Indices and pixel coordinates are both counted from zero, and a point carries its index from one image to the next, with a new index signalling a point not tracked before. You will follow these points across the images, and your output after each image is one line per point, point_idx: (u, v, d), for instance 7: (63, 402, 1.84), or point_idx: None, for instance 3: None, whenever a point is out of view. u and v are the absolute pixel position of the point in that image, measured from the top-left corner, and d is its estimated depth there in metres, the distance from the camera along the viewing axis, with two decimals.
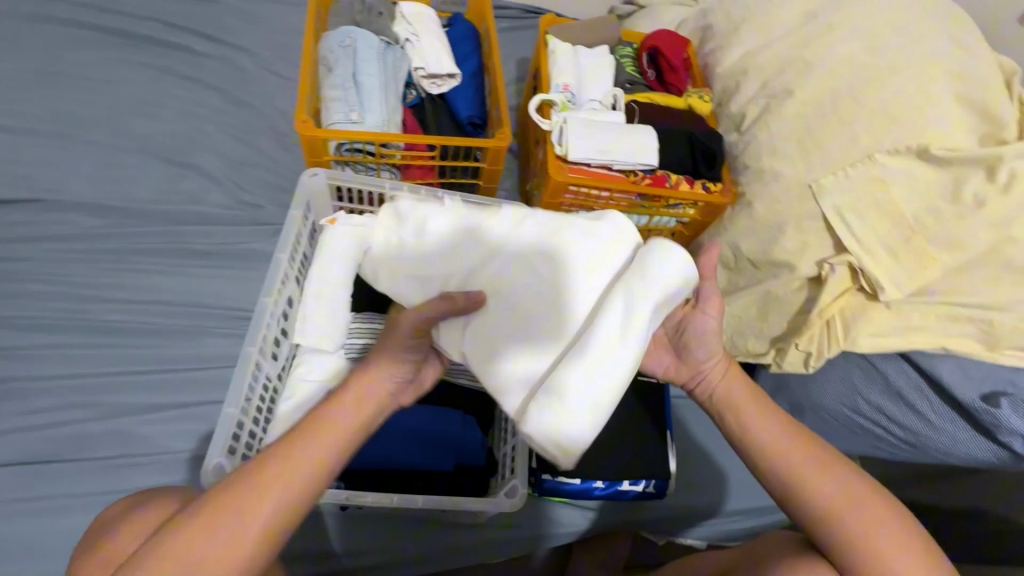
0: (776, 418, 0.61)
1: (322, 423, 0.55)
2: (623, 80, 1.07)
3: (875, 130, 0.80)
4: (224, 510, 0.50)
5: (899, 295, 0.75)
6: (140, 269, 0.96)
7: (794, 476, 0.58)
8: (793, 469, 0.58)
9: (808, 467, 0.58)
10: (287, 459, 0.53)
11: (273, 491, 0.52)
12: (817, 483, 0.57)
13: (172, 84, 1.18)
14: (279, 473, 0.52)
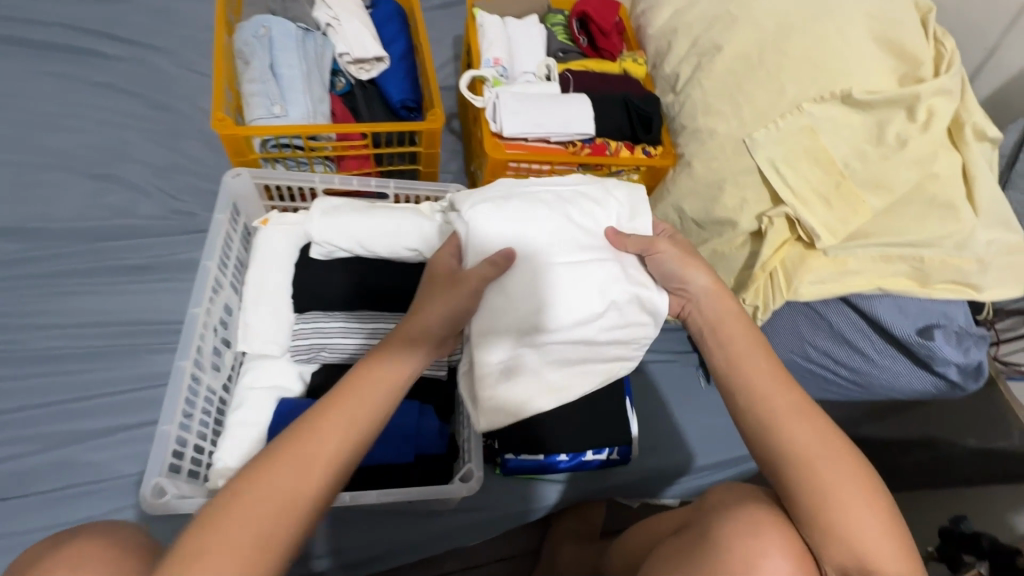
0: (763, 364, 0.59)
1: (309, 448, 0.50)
2: (556, 49, 1.04)
3: (801, 80, 0.80)
4: (220, 544, 0.45)
5: (834, 241, 0.76)
6: (69, 292, 0.91)
7: (769, 410, 0.57)
8: (767, 407, 0.57)
9: (783, 401, 0.57)
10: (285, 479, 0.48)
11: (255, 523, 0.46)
12: (789, 417, 0.56)
13: (84, 92, 1.10)
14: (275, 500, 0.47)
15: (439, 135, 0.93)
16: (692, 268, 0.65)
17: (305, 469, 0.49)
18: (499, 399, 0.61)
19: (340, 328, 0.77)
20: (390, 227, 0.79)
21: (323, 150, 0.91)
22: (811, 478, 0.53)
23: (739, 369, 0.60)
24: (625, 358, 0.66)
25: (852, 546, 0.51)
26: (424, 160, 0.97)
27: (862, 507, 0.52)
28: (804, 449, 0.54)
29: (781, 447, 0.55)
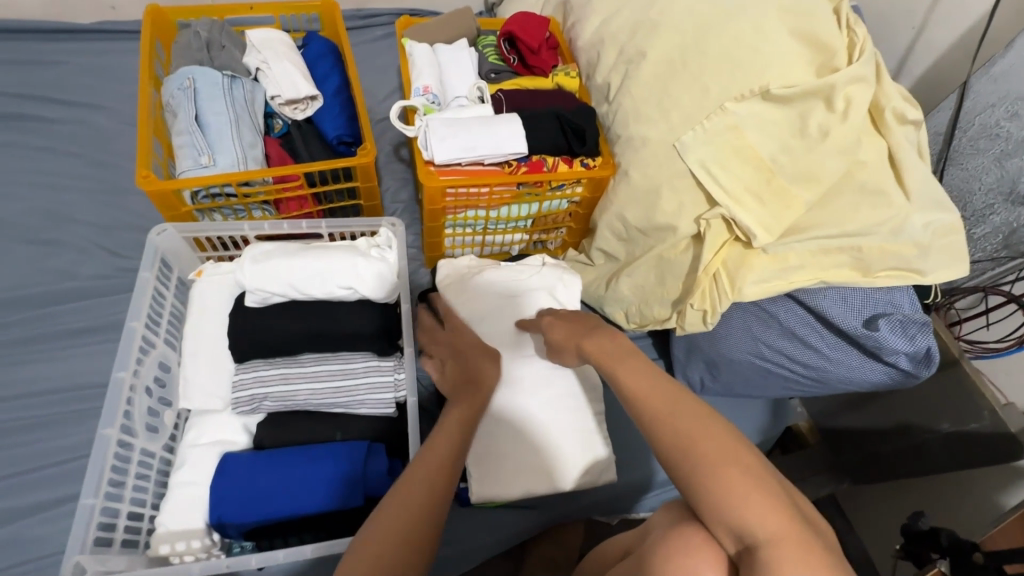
0: (649, 374, 0.61)
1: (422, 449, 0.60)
2: (487, 71, 1.04)
3: (725, 79, 0.79)
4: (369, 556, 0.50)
5: (771, 238, 0.75)
6: (13, 361, 0.90)
7: (639, 401, 0.58)
8: (637, 397, 0.59)
9: (648, 388, 0.59)
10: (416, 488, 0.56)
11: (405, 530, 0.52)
12: (656, 401, 0.58)
13: (26, 158, 1.10)
14: (400, 503, 0.54)
15: (373, 168, 0.93)
16: (573, 322, 0.76)
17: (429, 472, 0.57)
18: (500, 486, 0.78)
19: (278, 375, 0.76)
20: (320, 267, 0.78)
21: (257, 196, 0.91)
22: (685, 455, 0.53)
23: (614, 372, 0.63)
24: (586, 421, 0.84)
25: (738, 518, 0.49)
26: (365, 195, 0.98)
27: (733, 472, 0.51)
28: (677, 428, 0.55)
29: (656, 435, 0.56)
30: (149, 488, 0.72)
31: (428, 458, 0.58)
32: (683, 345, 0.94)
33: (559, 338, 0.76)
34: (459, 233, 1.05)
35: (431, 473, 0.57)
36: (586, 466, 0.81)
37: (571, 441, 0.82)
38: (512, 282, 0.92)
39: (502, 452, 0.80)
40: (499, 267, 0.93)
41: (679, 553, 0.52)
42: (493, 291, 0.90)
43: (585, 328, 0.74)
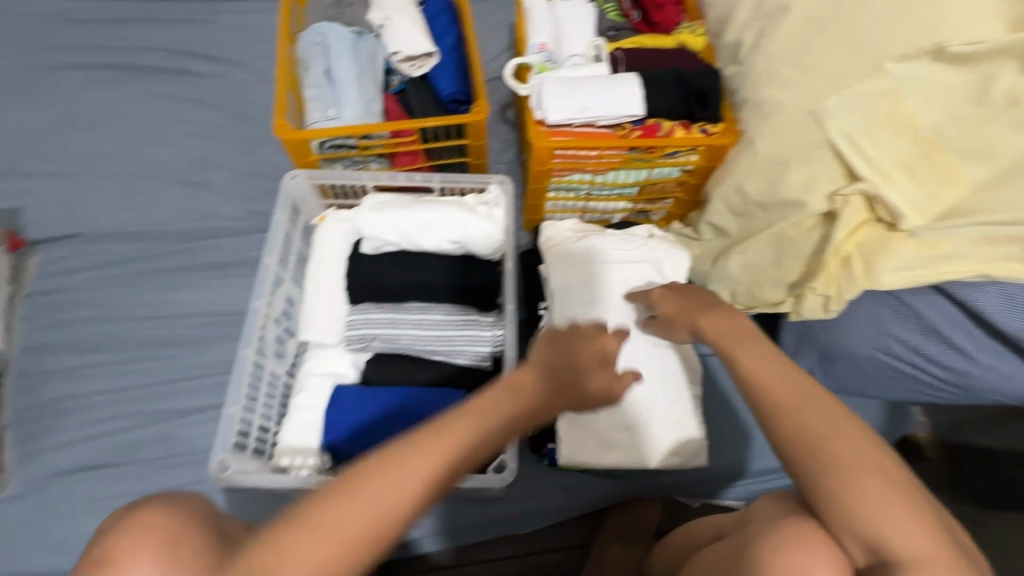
0: (774, 363, 0.57)
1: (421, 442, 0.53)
2: (606, 28, 1.00)
3: (886, 36, 0.69)
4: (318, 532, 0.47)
5: (922, 220, 0.66)
6: (166, 285, 1.03)
7: (762, 389, 0.56)
8: (759, 386, 0.56)
9: (774, 377, 0.56)
10: (413, 467, 0.51)
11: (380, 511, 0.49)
12: (783, 392, 0.55)
13: (178, 108, 1.23)
14: (382, 490, 0.49)
15: (484, 126, 0.94)
16: (684, 296, 0.74)
17: (435, 451, 0.52)
18: (587, 451, 0.78)
19: (387, 318, 0.81)
20: (432, 220, 0.82)
21: (375, 149, 0.95)
22: (813, 453, 0.50)
23: (731, 357, 0.60)
24: (682, 399, 0.81)
25: (872, 528, 0.47)
26: (472, 152, 1.00)
27: (871, 480, 0.48)
28: (805, 423, 0.52)
29: (777, 428, 0.53)
30: (273, 407, 0.80)
31: (434, 449, 0.52)
32: (794, 333, 0.87)
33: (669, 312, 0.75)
34: (561, 197, 1.04)
35: (461, 431, 0.54)
36: (676, 444, 0.79)
37: (664, 416, 0.80)
38: (617, 253, 0.91)
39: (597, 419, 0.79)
40: (602, 235, 0.92)
41: (793, 544, 0.49)
42: (594, 257, 0.90)
43: (699, 304, 0.71)
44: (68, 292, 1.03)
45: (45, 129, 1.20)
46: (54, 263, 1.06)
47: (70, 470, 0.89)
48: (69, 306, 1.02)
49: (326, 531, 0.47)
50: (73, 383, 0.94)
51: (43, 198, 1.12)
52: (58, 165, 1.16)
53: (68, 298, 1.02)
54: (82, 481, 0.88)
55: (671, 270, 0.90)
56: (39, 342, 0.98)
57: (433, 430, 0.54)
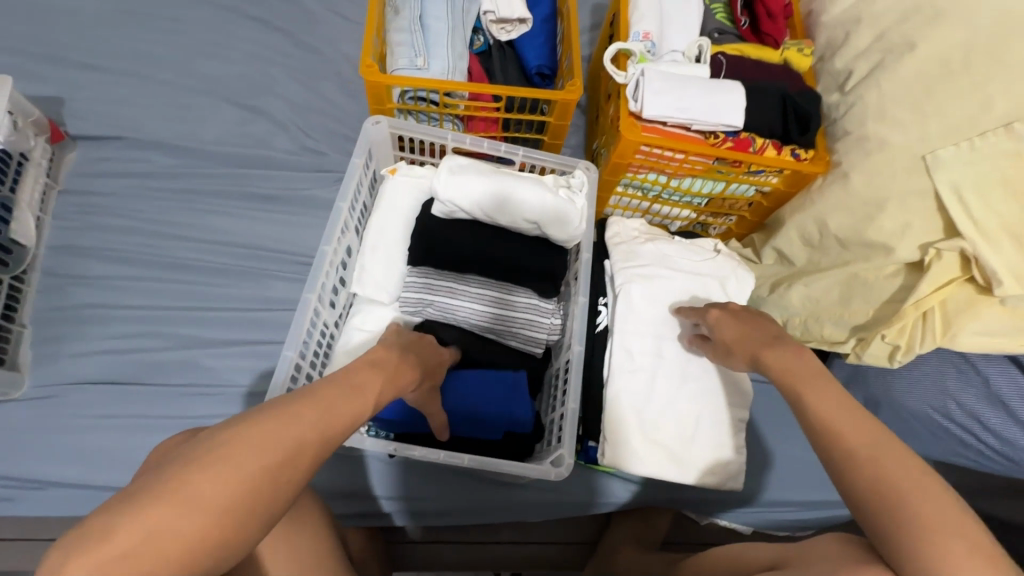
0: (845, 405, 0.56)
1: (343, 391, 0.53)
2: (712, 29, 0.97)
3: (1017, 96, 0.68)
4: (231, 458, 0.43)
5: (1019, 290, 0.65)
6: (210, 209, 1.00)
7: (830, 429, 0.54)
8: (832, 430, 0.54)
9: (844, 419, 0.54)
10: (306, 421, 0.48)
11: (278, 464, 0.45)
12: (855, 436, 0.53)
13: (242, 24, 1.17)
14: (299, 434, 0.47)
15: (572, 107, 0.90)
16: (749, 321, 0.71)
17: (324, 415, 0.50)
18: (627, 456, 0.77)
19: (447, 286, 0.78)
20: (511, 193, 0.78)
21: (455, 108, 0.91)
22: (891, 503, 0.48)
23: (801, 397, 0.59)
24: (731, 420, 0.80)
25: None
26: (551, 132, 0.96)
27: (955, 543, 0.44)
28: (882, 473, 0.49)
29: (851, 475, 0.51)
30: (318, 355, 0.77)
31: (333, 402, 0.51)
32: (844, 374, 0.87)
33: (733, 338, 0.70)
34: (629, 194, 1.01)
35: (333, 404, 0.51)
36: (712, 464, 0.78)
37: (705, 434, 0.79)
38: (686, 264, 0.88)
39: (642, 426, 0.78)
40: (670, 241, 0.90)
41: None
42: (659, 261, 0.87)
43: (763, 335, 0.68)
44: (104, 196, 0.98)
45: (95, 19, 1.12)
46: (92, 163, 1.01)
47: (92, 379, 0.87)
48: (103, 211, 0.97)
49: (224, 477, 0.42)
50: (103, 291, 0.91)
51: (88, 92, 1.06)
52: (105, 60, 1.09)
53: (104, 202, 0.98)
54: (103, 393, 0.86)
55: (735, 288, 0.88)
56: (71, 243, 0.94)
57: (320, 394, 0.51)
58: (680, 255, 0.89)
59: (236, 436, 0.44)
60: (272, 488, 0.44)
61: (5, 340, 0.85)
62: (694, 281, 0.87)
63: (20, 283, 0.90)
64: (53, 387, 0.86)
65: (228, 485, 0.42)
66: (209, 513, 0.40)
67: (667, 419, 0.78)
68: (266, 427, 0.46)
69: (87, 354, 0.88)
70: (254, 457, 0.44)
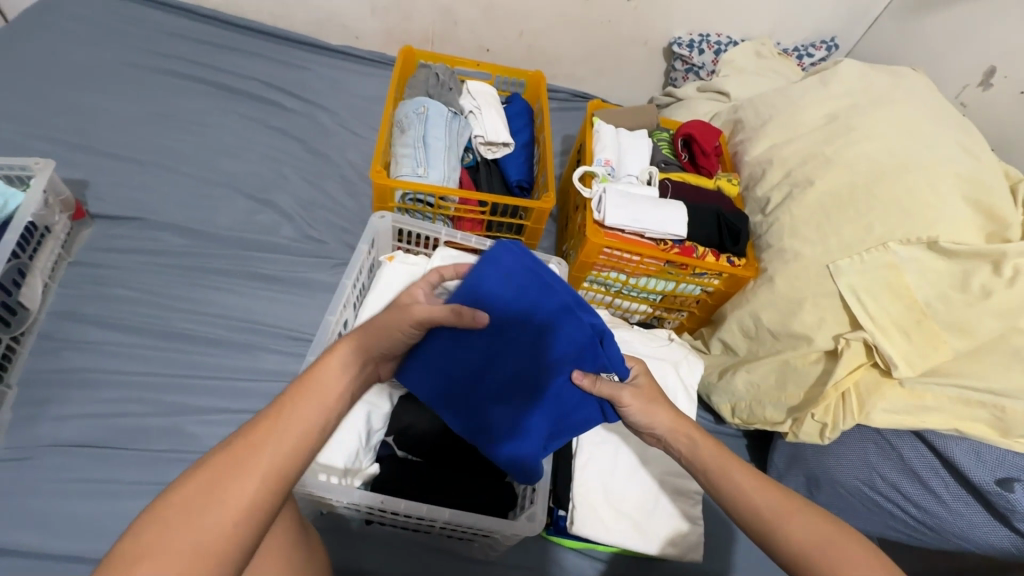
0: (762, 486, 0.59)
1: (336, 360, 0.56)
2: (659, 160, 1.19)
3: (889, 223, 0.88)
4: (218, 472, 0.45)
5: (911, 372, 0.79)
6: (212, 285, 1.08)
7: (751, 511, 0.58)
8: (751, 504, 0.58)
9: (758, 496, 0.58)
10: (294, 420, 0.50)
11: (278, 453, 0.47)
12: (772, 509, 0.57)
13: (263, 132, 1.35)
14: (288, 429, 0.49)
15: (547, 214, 1.07)
16: (652, 400, 0.69)
17: (307, 404, 0.52)
18: (592, 522, 0.81)
19: None
20: None
21: (447, 210, 1.07)
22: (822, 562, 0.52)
23: (715, 475, 0.63)
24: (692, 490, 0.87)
25: None
26: (528, 233, 1.12)
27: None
28: (806, 533, 0.54)
29: (783, 543, 0.55)
30: None
31: (320, 381, 0.54)
32: (786, 454, 0.97)
33: (638, 412, 0.69)
34: (594, 288, 1.16)
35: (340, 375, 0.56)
36: (674, 535, 0.83)
37: (665, 503, 0.85)
38: (643, 348, 1.01)
39: (606, 492, 0.84)
40: (629, 329, 1.04)
41: None
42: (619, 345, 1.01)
43: (666, 410, 0.69)
44: (113, 269, 1.06)
45: (134, 120, 1.29)
46: (107, 239, 1.10)
47: (71, 443, 0.87)
48: (110, 282, 1.04)
49: (230, 483, 0.45)
50: (99, 357, 0.95)
51: (114, 179, 1.18)
52: (136, 154, 1.24)
53: (112, 274, 1.05)
54: (80, 457, 0.86)
55: (688, 371, 1.00)
56: (73, 310, 0.99)
57: (305, 381, 0.53)
58: (639, 340, 1.03)
59: (221, 454, 0.46)
60: (267, 479, 0.46)
61: None
62: (651, 363, 1.00)
63: (16, 344, 0.93)
64: (27, 449, 0.86)
65: (237, 487, 0.45)
66: (221, 516, 0.43)
67: (630, 487, 0.85)
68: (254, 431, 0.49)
69: (70, 417, 0.89)
70: (242, 466, 0.46)
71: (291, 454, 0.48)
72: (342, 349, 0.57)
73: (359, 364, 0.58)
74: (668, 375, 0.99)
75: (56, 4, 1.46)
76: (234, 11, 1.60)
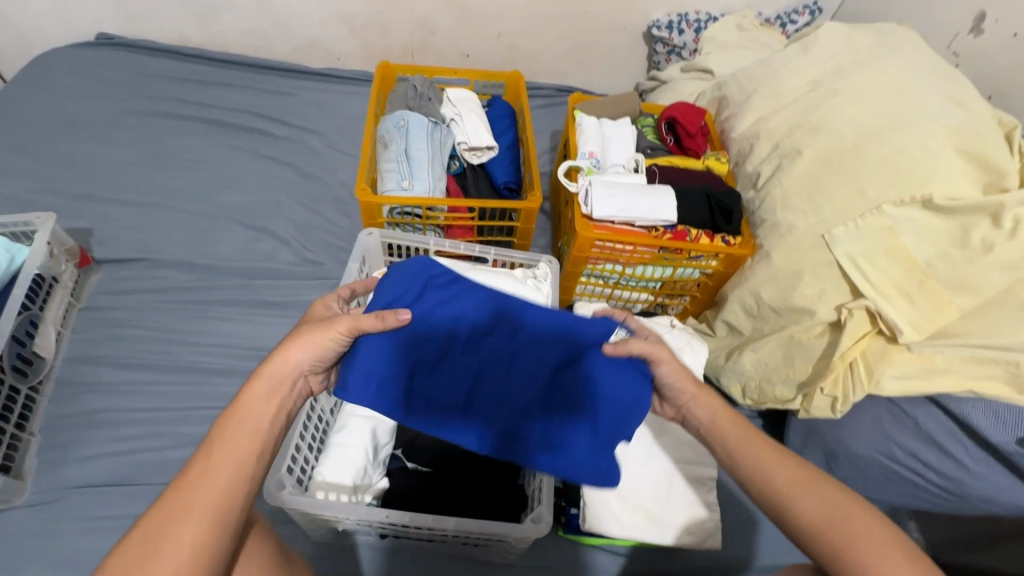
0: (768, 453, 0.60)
1: (260, 390, 0.58)
2: (645, 146, 1.18)
3: (881, 185, 0.85)
4: (157, 520, 0.47)
5: (918, 336, 0.77)
6: (218, 317, 1.10)
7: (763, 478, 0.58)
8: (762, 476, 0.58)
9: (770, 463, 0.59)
10: (220, 456, 0.52)
11: (212, 486, 0.50)
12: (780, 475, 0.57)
13: (254, 161, 1.38)
14: (216, 464, 0.51)
15: (535, 213, 1.07)
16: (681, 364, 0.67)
17: (233, 438, 0.53)
18: (605, 519, 0.81)
19: None
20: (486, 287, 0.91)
21: (436, 220, 1.07)
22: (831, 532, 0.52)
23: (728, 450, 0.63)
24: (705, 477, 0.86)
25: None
26: (520, 234, 1.12)
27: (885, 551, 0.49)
28: (816, 504, 0.54)
29: (794, 514, 0.55)
30: (314, 440, 0.84)
31: (244, 413, 0.56)
32: (801, 431, 0.95)
33: (673, 376, 0.66)
34: (592, 282, 1.15)
35: (259, 402, 0.57)
36: (690, 524, 0.82)
37: (678, 492, 0.84)
38: None
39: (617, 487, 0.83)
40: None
41: None
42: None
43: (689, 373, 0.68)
44: (122, 310, 1.09)
45: (131, 164, 1.33)
46: (113, 282, 1.13)
47: (95, 482, 0.90)
48: (120, 323, 1.07)
49: (168, 527, 0.47)
50: (114, 397, 0.98)
51: (115, 222, 1.22)
52: (135, 196, 1.27)
53: (122, 315, 1.08)
54: (105, 495, 0.89)
55: (691, 357, 0.99)
56: (87, 354, 1.03)
57: (229, 416, 0.55)
58: None
59: (156, 507, 0.48)
60: (204, 514, 0.48)
61: (14, 448, 0.90)
62: None
63: (35, 393, 0.96)
64: (53, 492, 0.89)
65: (179, 527, 0.47)
66: (166, 556, 0.45)
67: (642, 479, 0.84)
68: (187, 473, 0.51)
69: (91, 458, 0.92)
70: (178, 507, 0.48)
71: (222, 485, 0.50)
72: (264, 377, 0.58)
73: (281, 388, 0.59)
74: (672, 362, 0.98)
75: (49, 59, 1.51)
76: (218, 47, 1.64)
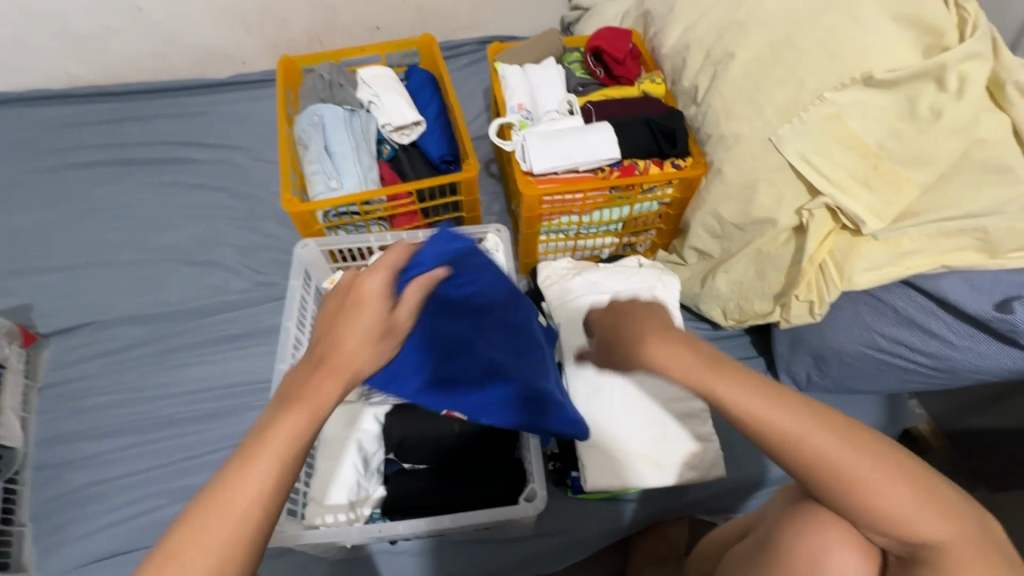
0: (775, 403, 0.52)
1: (295, 414, 0.49)
2: (576, 84, 1.12)
3: (820, 73, 0.80)
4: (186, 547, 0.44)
5: (881, 223, 0.74)
6: (184, 363, 1.07)
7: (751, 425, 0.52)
8: (794, 446, 0.51)
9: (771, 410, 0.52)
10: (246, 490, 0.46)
11: (232, 531, 0.45)
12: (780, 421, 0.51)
13: (182, 193, 1.30)
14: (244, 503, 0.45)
15: (476, 181, 1.01)
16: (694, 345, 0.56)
17: (265, 478, 0.46)
18: (606, 474, 0.81)
19: None
20: None
21: (376, 213, 1.02)
22: (849, 485, 0.51)
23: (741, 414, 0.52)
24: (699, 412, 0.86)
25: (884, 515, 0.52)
26: (466, 207, 1.07)
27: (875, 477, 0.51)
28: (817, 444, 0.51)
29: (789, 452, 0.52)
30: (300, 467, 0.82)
31: (279, 445, 0.48)
32: (787, 340, 0.94)
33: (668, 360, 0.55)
34: (552, 239, 1.11)
35: (290, 425, 0.48)
36: (690, 458, 0.82)
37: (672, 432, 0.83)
38: (616, 283, 0.97)
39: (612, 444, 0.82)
40: (596, 269, 0.99)
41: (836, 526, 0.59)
42: (590, 288, 0.96)
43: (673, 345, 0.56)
44: (84, 379, 1.05)
45: (53, 226, 1.26)
46: (67, 353, 1.08)
47: (101, 556, 0.89)
48: (85, 393, 1.04)
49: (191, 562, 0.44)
50: (100, 468, 0.96)
51: (53, 291, 1.16)
52: (67, 259, 1.21)
53: (85, 385, 1.04)
54: (114, 567, 0.88)
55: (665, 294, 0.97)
56: (60, 432, 1.00)
57: (264, 443, 0.47)
58: (611, 275, 0.99)
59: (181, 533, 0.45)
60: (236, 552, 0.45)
61: (8, 543, 0.88)
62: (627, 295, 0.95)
63: (15, 484, 0.94)
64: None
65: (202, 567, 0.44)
66: None
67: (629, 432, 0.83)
68: (215, 503, 0.46)
69: (92, 533, 0.91)
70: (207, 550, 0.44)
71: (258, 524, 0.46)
72: (307, 403, 0.50)
73: (317, 415, 0.50)
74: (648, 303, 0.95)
75: None
76: (115, 79, 1.52)
